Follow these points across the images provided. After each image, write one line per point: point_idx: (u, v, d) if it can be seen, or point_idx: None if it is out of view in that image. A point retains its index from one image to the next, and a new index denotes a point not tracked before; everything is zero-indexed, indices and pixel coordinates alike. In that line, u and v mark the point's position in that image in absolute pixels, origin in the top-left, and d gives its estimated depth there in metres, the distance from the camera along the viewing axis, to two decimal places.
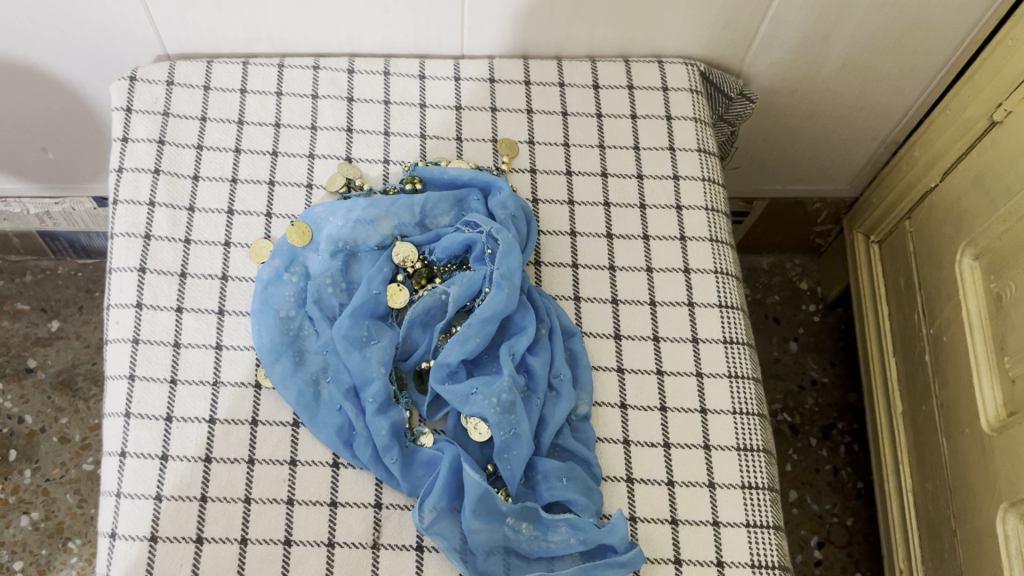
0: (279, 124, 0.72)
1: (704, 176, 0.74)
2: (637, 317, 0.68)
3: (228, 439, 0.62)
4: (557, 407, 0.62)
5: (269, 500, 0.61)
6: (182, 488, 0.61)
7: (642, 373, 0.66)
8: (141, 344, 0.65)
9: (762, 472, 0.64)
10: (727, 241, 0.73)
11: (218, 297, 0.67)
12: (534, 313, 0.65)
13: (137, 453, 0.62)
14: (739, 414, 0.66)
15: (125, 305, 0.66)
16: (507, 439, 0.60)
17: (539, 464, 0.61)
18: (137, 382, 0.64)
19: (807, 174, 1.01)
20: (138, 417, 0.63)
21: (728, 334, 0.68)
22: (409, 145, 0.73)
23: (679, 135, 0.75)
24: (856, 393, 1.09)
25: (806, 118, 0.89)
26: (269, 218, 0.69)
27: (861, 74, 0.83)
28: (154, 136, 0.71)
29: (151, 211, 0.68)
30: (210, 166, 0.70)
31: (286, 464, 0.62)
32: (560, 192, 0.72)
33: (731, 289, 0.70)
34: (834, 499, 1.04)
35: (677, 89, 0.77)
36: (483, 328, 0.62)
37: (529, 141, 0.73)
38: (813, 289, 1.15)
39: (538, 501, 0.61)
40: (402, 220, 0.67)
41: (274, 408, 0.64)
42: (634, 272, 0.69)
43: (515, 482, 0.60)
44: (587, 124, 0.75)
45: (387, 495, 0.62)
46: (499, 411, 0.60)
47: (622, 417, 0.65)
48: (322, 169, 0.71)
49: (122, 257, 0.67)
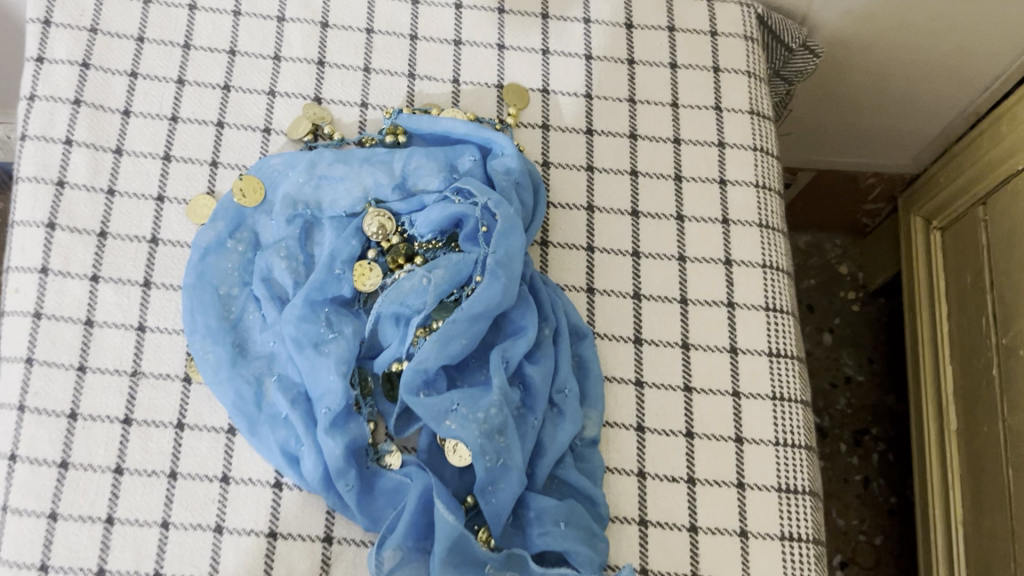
0: (235, 51, 0.58)
1: (756, 144, 0.60)
2: (663, 319, 0.55)
3: (146, 446, 0.50)
4: (557, 434, 0.49)
5: (192, 526, 0.49)
6: (83, 506, 0.49)
7: (666, 389, 0.53)
8: (43, 319, 0.52)
9: (808, 521, 0.52)
10: (779, 227, 0.59)
11: (144, 266, 0.53)
12: (536, 310, 0.52)
13: (30, 458, 0.49)
14: (783, 446, 0.53)
15: (27, 269, 0.52)
16: (493, 469, 0.47)
17: (532, 500, 0.49)
18: (35, 367, 0.51)
19: (864, 145, 0.87)
20: (34, 413, 0.50)
21: (775, 345, 0.55)
22: (393, 86, 0.59)
23: (728, 92, 0.61)
24: (894, 395, 0.97)
25: (875, 80, 0.75)
26: (215, 167, 0.56)
27: (952, 29, 0.68)
28: (77, 58, 0.57)
29: (67, 151, 0.55)
30: (146, 99, 0.57)
31: (217, 481, 0.50)
32: (577, 154, 0.58)
33: (781, 288, 0.57)
34: (862, 515, 0.92)
35: (728, 35, 0.62)
36: (472, 327, 0.49)
37: (543, 90, 0.60)
38: (853, 274, 1.02)
39: (528, 547, 0.48)
40: (378, 181, 0.54)
41: (205, 409, 0.51)
42: (663, 261, 0.56)
43: (500, 523, 0.48)
44: (616, 73, 0.60)
45: (339, 528, 0.50)
46: (486, 434, 0.48)
47: (638, 443, 0.52)
48: (284, 111, 0.58)
49: (26, 208, 0.54)
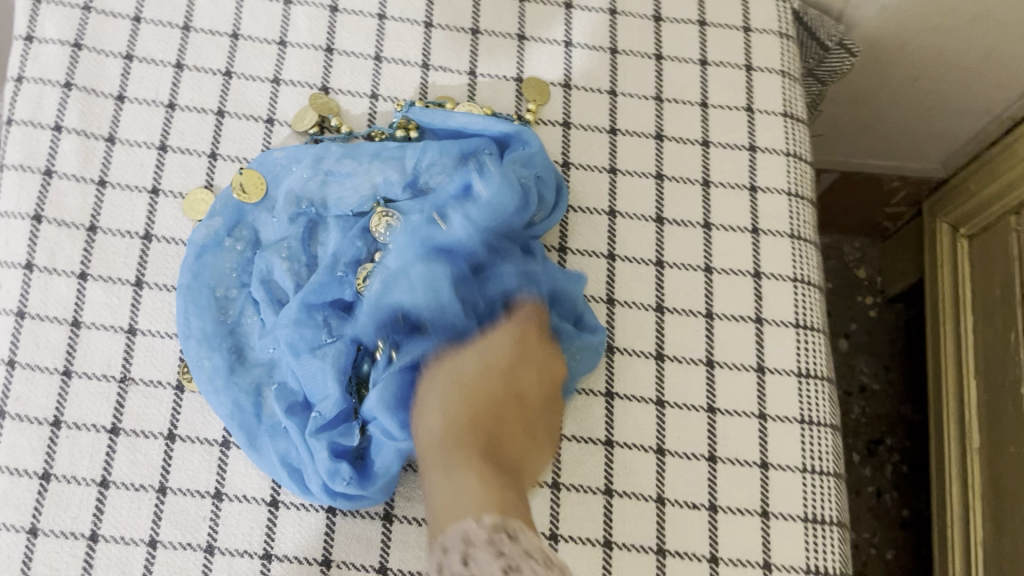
0: (237, 35, 0.55)
1: (789, 149, 0.56)
2: (687, 334, 0.52)
3: (134, 458, 0.47)
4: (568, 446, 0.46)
5: (181, 545, 0.46)
6: (65, 521, 0.46)
7: (688, 410, 0.50)
8: (27, 319, 0.48)
9: (836, 554, 0.49)
10: (811, 237, 0.56)
11: (137, 264, 0.50)
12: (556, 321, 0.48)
13: (10, 468, 0.46)
14: (810, 473, 0.50)
15: (10, 264, 0.49)
16: None
17: None
18: (17, 370, 0.47)
19: (891, 147, 0.83)
20: (14, 419, 0.47)
21: (804, 365, 0.52)
22: (406, 76, 0.55)
23: (760, 93, 0.57)
24: (909, 405, 0.94)
25: (908, 80, 0.71)
26: (214, 159, 0.52)
27: (996, 32, 0.64)
28: (68, 38, 0.53)
29: (55, 138, 0.51)
30: (142, 84, 0.53)
31: (208, 497, 0.47)
32: (600, 155, 0.55)
33: (812, 304, 0.54)
34: (873, 527, 0.90)
35: (762, 31, 0.59)
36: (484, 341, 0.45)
37: (564, 84, 0.56)
38: (871, 278, 0.99)
39: None
40: (387, 177, 0.50)
41: (199, 419, 0.48)
42: (688, 271, 0.53)
43: None
44: (643, 69, 0.57)
45: (339, 551, 0.46)
46: None
47: (657, 467, 0.49)
48: (289, 100, 0.54)
49: (11, 199, 0.50)
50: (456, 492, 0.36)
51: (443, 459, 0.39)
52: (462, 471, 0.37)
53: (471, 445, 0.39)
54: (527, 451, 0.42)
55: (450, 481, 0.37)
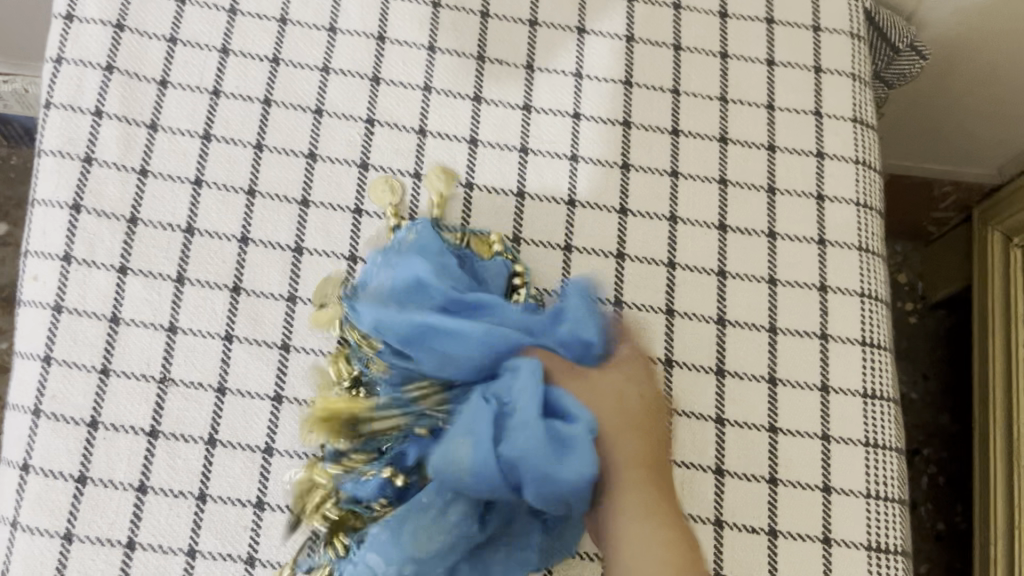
0: (285, 20, 0.52)
1: (858, 156, 0.54)
2: (750, 349, 0.49)
3: (174, 463, 0.45)
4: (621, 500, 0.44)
5: (221, 555, 0.44)
6: (102, 527, 0.44)
7: (749, 429, 0.48)
8: (64, 313, 0.46)
9: None
10: (878, 251, 0.53)
11: (178, 259, 0.48)
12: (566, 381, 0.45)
13: (44, 470, 0.44)
14: (874, 499, 0.48)
15: (48, 255, 0.47)
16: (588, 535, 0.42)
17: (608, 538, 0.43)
18: (53, 367, 0.46)
19: (944, 152, 0.80)
20: (49, 419, 0.45)
21: (870, 386, 0.50)
22: (461, 68, 0.53)
23: (829, 96, 0.55)
24: (948, 416, 0.91)
25: (972, 85, 0.69)
26: (260, 150, 0.50)
27: None
28: (110, 18, 0.51)
29: (96, 123, 0.49)
30: (185, 69, 0.51)
31: (250, 507, 0.45)
32: (661, 157, 0.52)
33: (879, 321, 0.51)
34: None
35: (832, 31, 0.56)
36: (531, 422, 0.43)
37: (625, 81, 0.53)
38: (912, 284, 0.96)
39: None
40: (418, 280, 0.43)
41: (240, 424, 0.46)
42: (752, 283, 0.51)
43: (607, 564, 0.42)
44: (707, 68, 0.54)
45: None
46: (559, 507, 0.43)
47: (716, 488, 0.47)
48: (339, 90, 0.52)
49: (49, 186, 0.48)
50: (670, 566, 0.37)
51: (639, 491, 0.38)
52: (661, 511, 0.38)
53: (665, 490, 0.39)
54: (666, 452, 0.42)
55: (641, 544, 0.37)
